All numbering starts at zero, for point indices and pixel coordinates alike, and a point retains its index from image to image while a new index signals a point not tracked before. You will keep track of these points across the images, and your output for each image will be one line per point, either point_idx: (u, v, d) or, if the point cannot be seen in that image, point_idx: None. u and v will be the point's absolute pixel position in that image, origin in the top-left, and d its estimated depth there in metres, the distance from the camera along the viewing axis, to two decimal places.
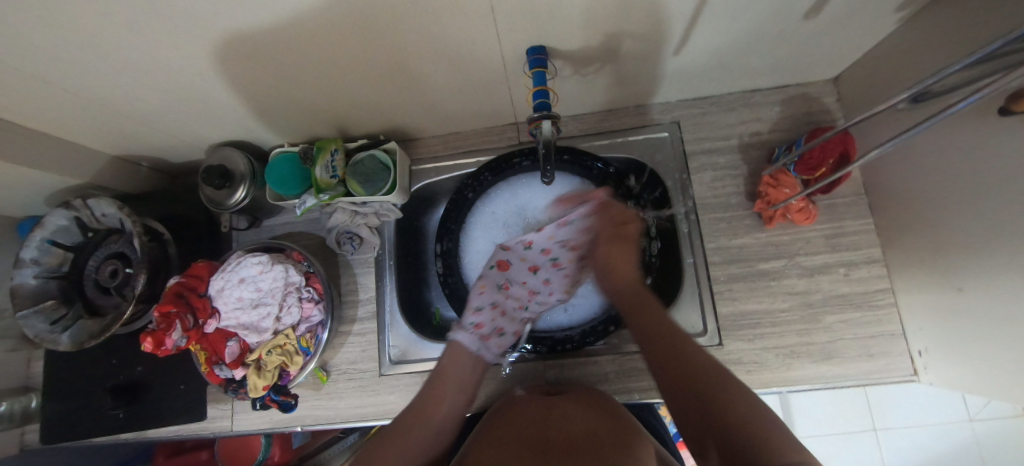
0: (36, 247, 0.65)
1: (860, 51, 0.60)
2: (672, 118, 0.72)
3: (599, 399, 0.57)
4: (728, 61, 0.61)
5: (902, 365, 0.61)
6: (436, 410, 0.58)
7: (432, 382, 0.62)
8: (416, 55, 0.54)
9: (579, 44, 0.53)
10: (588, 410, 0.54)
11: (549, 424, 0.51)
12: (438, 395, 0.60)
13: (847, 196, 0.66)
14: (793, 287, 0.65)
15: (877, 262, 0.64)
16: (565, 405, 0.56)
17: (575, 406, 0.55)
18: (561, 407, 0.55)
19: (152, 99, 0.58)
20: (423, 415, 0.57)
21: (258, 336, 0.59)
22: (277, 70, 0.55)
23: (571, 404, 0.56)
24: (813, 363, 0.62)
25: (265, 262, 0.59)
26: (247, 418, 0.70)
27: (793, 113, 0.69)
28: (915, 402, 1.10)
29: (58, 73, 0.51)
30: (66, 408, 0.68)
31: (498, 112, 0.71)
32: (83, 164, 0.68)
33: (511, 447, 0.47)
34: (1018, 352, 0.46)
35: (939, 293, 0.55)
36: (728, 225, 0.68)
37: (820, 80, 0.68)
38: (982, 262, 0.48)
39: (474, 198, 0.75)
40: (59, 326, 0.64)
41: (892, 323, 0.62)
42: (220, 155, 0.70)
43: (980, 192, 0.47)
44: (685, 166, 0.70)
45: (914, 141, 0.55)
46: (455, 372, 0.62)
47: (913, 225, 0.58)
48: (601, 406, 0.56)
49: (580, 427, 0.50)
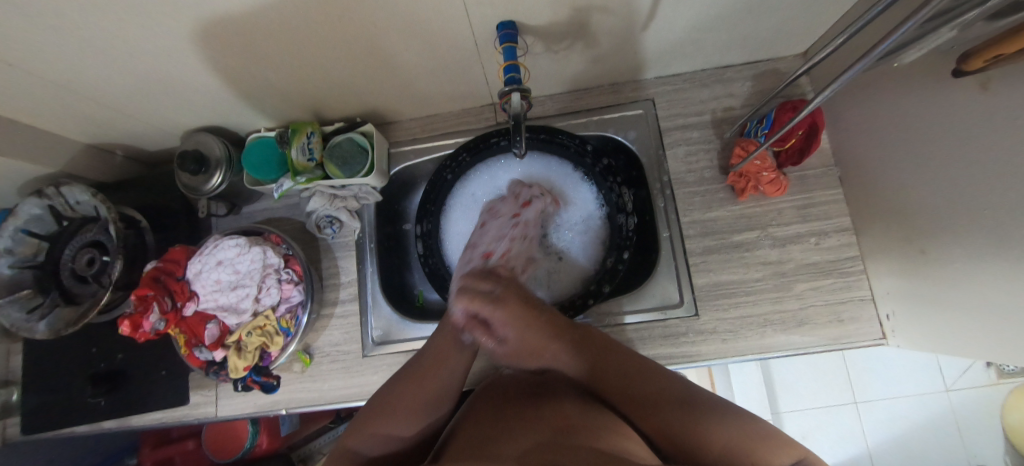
0: (11, 237, 0.65)
1: (826, 24, 0.61)
2: (647, 96, 0.73)
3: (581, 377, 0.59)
4: (698, 36, 0.61)
5: (871, 329, 0.63)
6: (445, 364, 0.58)
7: (440, 337, 0.61)
8: (387, 34, 0.54)
9: (549, 19, 0.54)
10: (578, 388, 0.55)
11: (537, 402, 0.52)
12: (447, 352, 0.58)
13: (817, 168, 0.67)
14: (765, 257, 0.66)
15: (847, 231, 0.65)
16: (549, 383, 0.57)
17: (567, 385, 0.56)
18: (553, 386, 0.56)
19: (121, 83, 0.58)
20: (434, 367, 0.57)
21: (238, 318, 0.60)
22: (247, 51, 0.55)
23: (561, 381, 0.57)
24: (786, 330, 0.64)
25: (242, 245, 0.60)
26: (230, 404, 0.70)
27: (764, 87, 0.70)
28: (893, 374, 1.13)
29: (21, 56, 0.50)
30: (45, 398, 0.68)
31: (474, 92, 0.71)
32: (55, 152, 0.67)
33: (507, 425, 0.47)
34: (979, 307, 0.47)
35: (904, 257, 0.57)
36: (703, 199, 0.69)
37: (789, 55, 0.69)
38: (944, 223, 0.50)
39: (453, 179, 0.75)
40: (36, 315, 0.64)
41: (861, 289, 0.64)
42: (196, 141, 0.69)
43: (940, 155, 0.49)
44: (660, 142, 0.71)
45: (879, 109, 0.57)
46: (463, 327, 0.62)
47: (879, 191, 0.59)
48: (588, 385, 0.57)
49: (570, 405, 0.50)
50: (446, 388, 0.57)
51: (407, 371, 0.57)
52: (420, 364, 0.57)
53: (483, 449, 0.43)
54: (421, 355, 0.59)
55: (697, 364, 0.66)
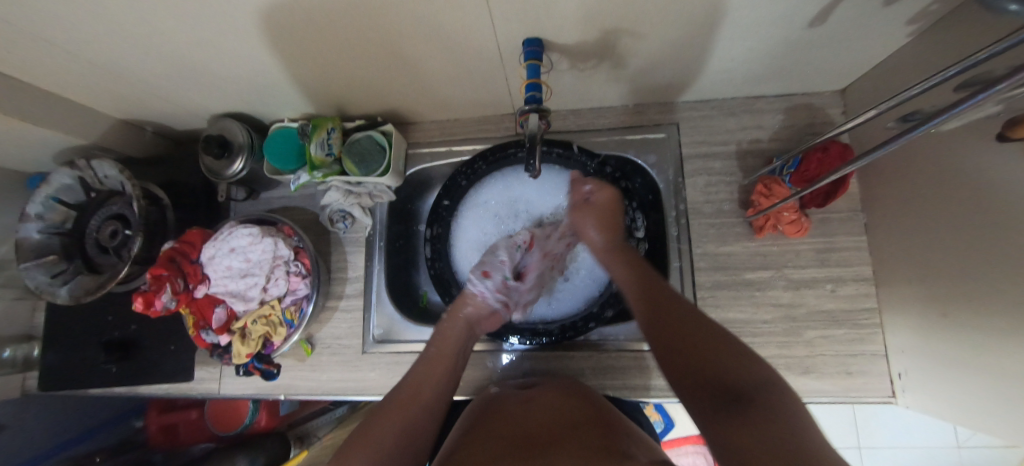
0: (41, 203, 0.67)
1: (869, 64, 0.58)
2: (672, 119, 0.71)
3: (576, 389, 0.58)
4: (730, 65, 0.59)
5: (880, 385, 0.61)
6: (429, 386, 0.57)
7: (424, 360, 0.60)
8: (412, 40, 0.54)
9: (577, 38, 0.53)
10: (562, 406, 0.53)
11: (526, 417, 0.52)
12: (429, 373, 0.58)
13: (843, 212, 0.65)
14: (777, 298, 0.64)
15: (866, 280, 0.63)
16: (541, 398, 0.56)
17: (555, 399, 0.55)
18: (540, 401, 0.55)
19: (152, 66, 0.59)
20: (418, 389, 0.56)
21: (245, 304, 0.61)
22: (273, 45, 0.55)
23: (551, 396, 0.56)
24: (790, 376, 0.62)
25: (255, 234, 0.61)
26: (233, 383, 0.72)
27: (795, 122, 0.67)
28: (903, 423, 1.08)
29: (59, 35, 0.52)
30: (62, 358, 0.71)
31: (495, 101, 0.71)
32: (88, 126, 0.70)
33: (495, 442, 0.47)
34: (993, 381, 0.45)
35: (923, 317, 0.54)
36: (718, 232, 0.67)
37: (826, 91, 0.66)
38: (969, 290, 0.47)
39: (468, 185, 0.75)
40: (59, 280, 0.67)
41: (875, 343, 0.62)
42: (221, 126, 0.71)
43: (971, 218, 0.46)
44: (680, 168, 0.69)
45: (913, 161, 0.54)
46: (450, 348, 0.61)
47: (905, 245, 0.56)
48: (581, 400, 0.56)
49: (558, 419, 0.50)
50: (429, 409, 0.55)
51: (396, 391, 0.56)
52: (406, 385, 0.57)
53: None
54: (405, 379, 0.58)
55: None
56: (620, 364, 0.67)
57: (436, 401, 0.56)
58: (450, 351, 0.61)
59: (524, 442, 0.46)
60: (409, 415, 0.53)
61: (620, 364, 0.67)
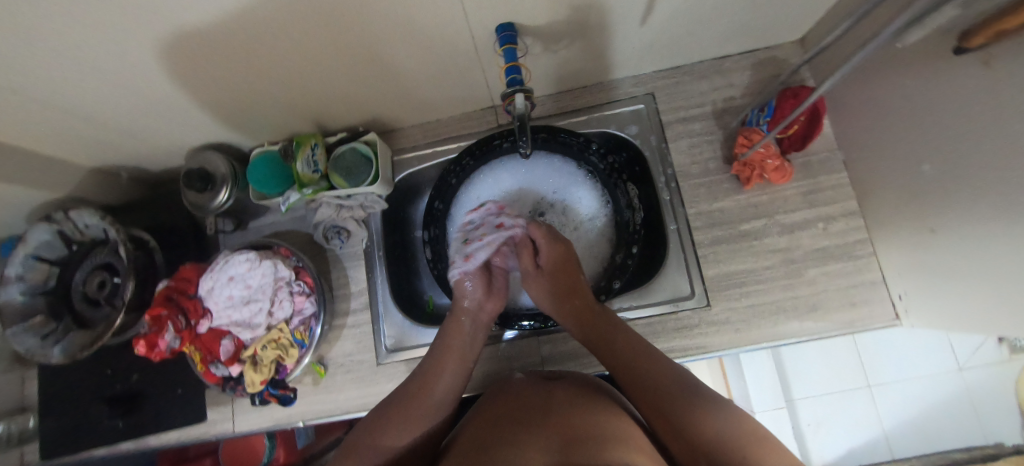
0: (21, 264, 0.64)
1: (823, 9, 0.61)
2: (646, 90, 0.73)
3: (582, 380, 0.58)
4: (695, 28, 0.62)
5: (883, 311, 0.63)
6: (437, 383, 0.58)
7: (434, 355, 0.61)
8: (387, 43, 0.55)
9: (548, 19, 0.54)
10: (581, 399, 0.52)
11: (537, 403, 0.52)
12: (439, 368, 0.59)
13: (820, 152, 0.67)
14: (775, 244, 0.66)
15: (854, 214, 0.65)
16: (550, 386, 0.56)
17: (565, 388, 0.55)
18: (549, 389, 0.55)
19: (125, 105, 0.58)
20: (425, 389, 0.57)
21: (252, 333, 0.60)
22: (249, 66, 0.55)
23: (571, 389, 0.55)
24: (799, 317, 0.64)
25: (253, 259, 0.60)
26: (247, 419, 0.70)
27: (763, 76, 0.70)
28: (907, 355, 1.12)
29: (26, 82, 0.50)
30: (61, 423, 0.68)
31: (474, 96, 0.72)
32: (61, 178, 0.67)
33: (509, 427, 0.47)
34: (988, 282, 0.48)
35: (914, 237, 0.57)
36: (708, 190, 0.69)
37: (787, 42, 0.70)
38: (952, 201, 0.50)
39: (458, 183, 0.75)
40: (51, 340, 0.64)
41: (872, 271, 0.64)
42: (201, 159, 0.70)
43: (942, 131, 0.49)
44: (663, 135, 0.71)
45: (880, 92, 0.57)
46: (457, 345, 0.62)
47: (884, 173, 0.59)
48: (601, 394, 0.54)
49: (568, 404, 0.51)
50: (439, 403, 0.57)
51: (406, 386, 0.57)
52: (415, 384, 0.57)
53: (483, 459, 0.42)
54: (414, 377, 0.59)
55: (711, 356, 0.65)
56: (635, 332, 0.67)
57: (442, 402, 0.57)
58: (458, 346, 0.62)
59: (550, 434, 0.44)
60: (421, 408, 0.55)
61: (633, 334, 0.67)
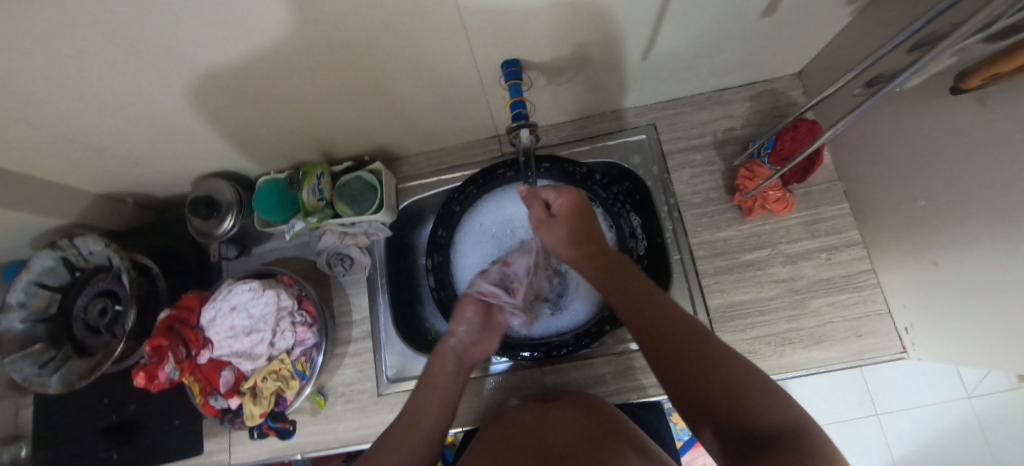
0: (23, 290, 0.65)
1: (819, 45, 0.63)
2: (647, 121, 0.74)
3: (593, 401, 0.56)
4: (696, 63, 0.63)
5: (890, 343, 0.62)
6: (422, 421, 0.59)
7: (419, 394, 0.62)
8: (395, 75, 0.56)
9: (552, 54, 0.56)
10: (580, 432, 0.49)
11: (545, 432, 0.50)
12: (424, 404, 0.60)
13: (822, 183, 0.68)
14: (778, 275, 0.66)
15: (857, 244, 0.65)
16: (559, 409, 0.54)
17: (575, 413, 0.53)
18: (559, 414, 0.53)
19: (137, 134, 0.59)
20: (412, 425, 0.58)
21: (253, 363, 0.59)
22: (259, 97, 0.56)
23: (569, 410, 0.54)
24: (804, 348, 0.63)
25: (256, 288, 0.60)
26: (245, 450, 0.68)
27: (762, 108, 0.72)
28: (914, 383, 1.10)
29: (41, 113, 0.51)
30: (54, 453, 0.66)
31: (478, 126, 0.73)
32: (68, 204, 0.68)
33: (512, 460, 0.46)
34: (996, 317, 0.47)
35: (919, 269, 0.56)
36: (711, 219, 0.69)
37: (785, 75, 0.71)
38: (954, 234, 0.50)
39: (462, 211, 0.76)
40: (48, 368, 0.63)
41: (877, 302, 0.63)
42: (209, 186, 0.70)
43: (940, 166, 0.50)
44: (664, 164, 0.72)
45: (879, 126, 0.58)
46: (439, 387, 0.62)
47: (885, 206, 0.60)
48: (600, 414, 0.53)
49: (574, 434, 0.49)
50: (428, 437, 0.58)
51: (394, 425, 0.59)
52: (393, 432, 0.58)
53: None
54: (401, 417, 0.60)
55: None
56: (640, 364, 0.66)
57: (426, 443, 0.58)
58: (443, 387, 0.62)
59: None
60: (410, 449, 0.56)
61: (638, 365, 0.66)
